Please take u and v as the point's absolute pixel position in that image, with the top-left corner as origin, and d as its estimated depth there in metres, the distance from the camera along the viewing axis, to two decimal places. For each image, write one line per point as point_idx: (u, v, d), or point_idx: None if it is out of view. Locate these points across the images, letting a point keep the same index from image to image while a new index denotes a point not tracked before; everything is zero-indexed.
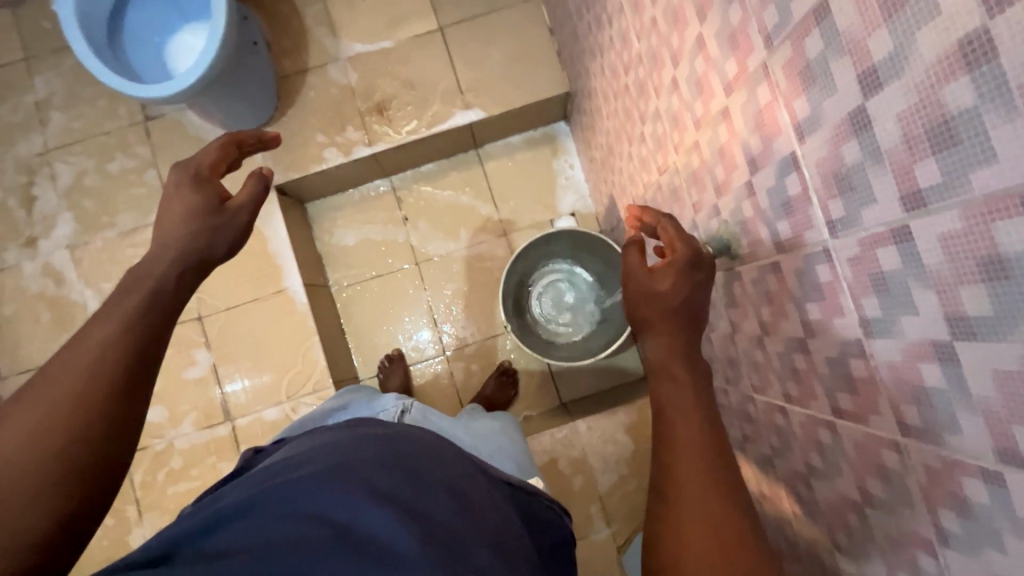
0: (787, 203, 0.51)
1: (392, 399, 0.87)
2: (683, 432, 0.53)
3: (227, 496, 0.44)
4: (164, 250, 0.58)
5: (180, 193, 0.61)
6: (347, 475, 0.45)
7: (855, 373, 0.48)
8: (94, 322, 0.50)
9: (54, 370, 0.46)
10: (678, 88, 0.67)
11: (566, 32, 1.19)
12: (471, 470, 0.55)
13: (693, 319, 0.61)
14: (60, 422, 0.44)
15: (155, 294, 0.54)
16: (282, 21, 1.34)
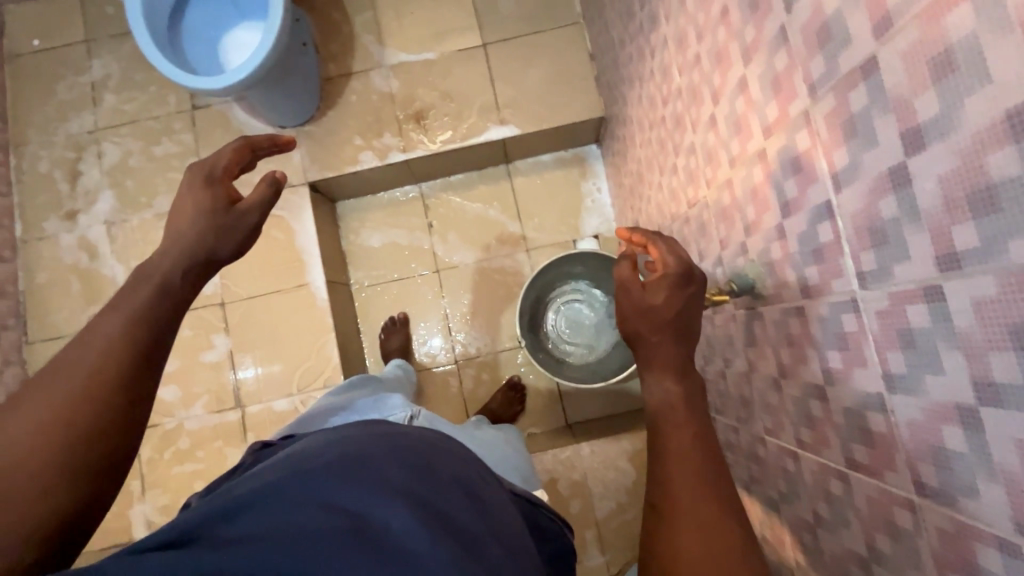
0: (818, 249, 0.51)
1: (400, 404, 0.88)
2: (681, 457, 0.55)
3: (245, 483, 0.47)
4: (171, 248, 0.57)
5: (192, 193, 0.61)
6: (361, 474, 0.47)
7: (874, 428, 0.48)
8: (103, 314, 0.50)
9: (62, 363, 0.47)
10: (716, 125, 0.68)
11: (607, 59, 1.21)
12: (480, 471, 0.57)
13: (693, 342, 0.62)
14: (61, 420, 0.44)
15: (163, 290, 0.53)
16: (332, 26, 1.39)
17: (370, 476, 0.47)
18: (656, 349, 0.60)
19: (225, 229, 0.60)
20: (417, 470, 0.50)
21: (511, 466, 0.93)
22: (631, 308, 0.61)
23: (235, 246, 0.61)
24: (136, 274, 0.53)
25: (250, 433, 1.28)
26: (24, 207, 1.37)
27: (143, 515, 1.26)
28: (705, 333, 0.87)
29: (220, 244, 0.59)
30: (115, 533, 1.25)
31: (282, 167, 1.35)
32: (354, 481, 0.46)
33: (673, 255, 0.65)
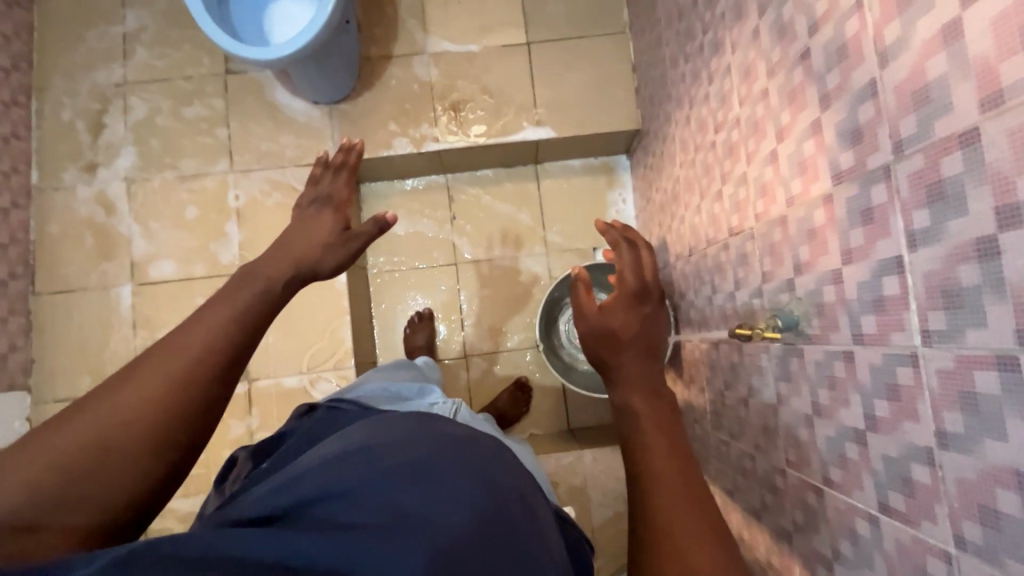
0: (878, 300, 0.52)
1: (442, 396, 0.95)
2: (664, 474, 0.65)
3: (318, 474, 0.48)
4: (283, 254, 0.72)
5: (320, 221, 0.81)
6: (427, 478, 0.48)
7: (916, 478, 0.49)
8: (209, 309, 0.61)
9: (171, 345, 0.56)
10: (776, 161, 0.70)
11: (652, 76, 1.21)
12: (531, 480, 0.57)
13: (652, 357, 0.78)
14: (157, 402, 0.53)
15: (265, 292, 0.65)
16: (376, 7, 1.37)
17: (435, 483, 0.47)
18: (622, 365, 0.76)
19: (332, 249, 0.78)
20: (480, 474, 0.50)
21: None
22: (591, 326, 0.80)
23: (335, 263, 0.78)
24: (244, 275, 0.66)
25: (256, 406, 1.28)
26: (42, 154, 1.33)
27: None
28: (730, 359, 0.89)
29: (324, 260, 0.77)
30: None
31: (314, 145, 1.33)
32: (420, 485, 0.47)
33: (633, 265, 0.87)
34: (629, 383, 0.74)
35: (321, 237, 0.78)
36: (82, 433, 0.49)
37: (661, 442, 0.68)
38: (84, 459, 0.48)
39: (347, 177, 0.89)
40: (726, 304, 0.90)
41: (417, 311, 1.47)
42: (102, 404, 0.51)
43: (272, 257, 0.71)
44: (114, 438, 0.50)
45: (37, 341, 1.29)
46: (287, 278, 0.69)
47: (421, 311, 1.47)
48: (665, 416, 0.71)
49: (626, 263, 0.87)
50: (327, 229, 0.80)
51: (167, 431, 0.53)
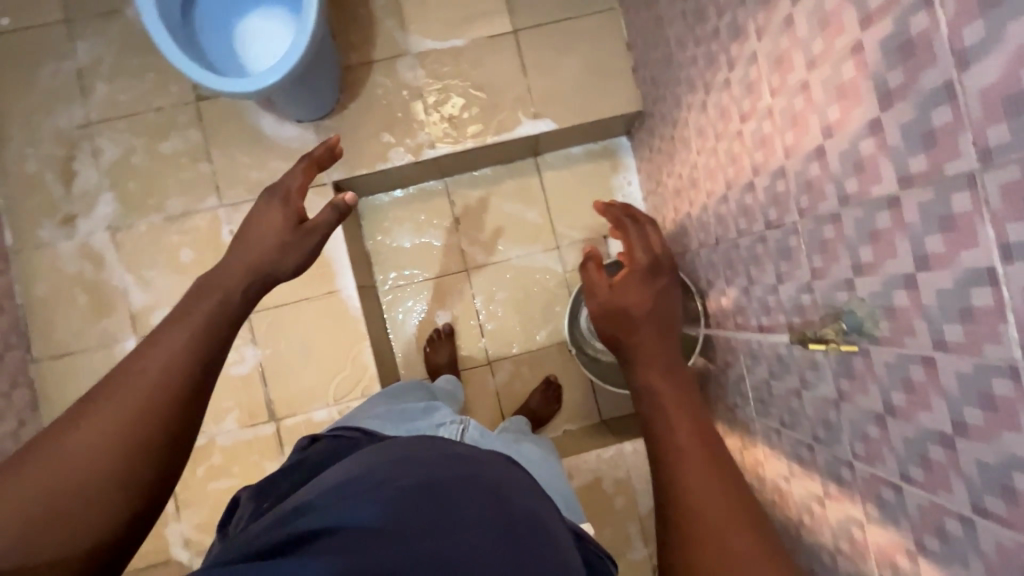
0: (966, 310, 0.51)
1: (449, 414, 0.93)
2: (685, 444, 0.67)
3: (312, 506, 0.45)
4: (240, 259, 0.67)
5: (271, 213, 0.74)
6: (433, 503, 0.44)
7: (1019, 486, 0.49)
8: (171, 325, 0.58)
9: (127, 372, 0.53)
10: (823, 157, 0.67)
11: (653, 56, 1.16)
12: (547, 500, 0.54)
13: (669, 330, 0.83)
14: (116, 436, 0.50)
15: (224, 302, 0.62)
16: (349, 10, 1.28)
17: (450, 508, 0.44)
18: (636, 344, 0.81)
19: (291, 248, 0.72)
20: (488, 494, 0.47)
21: (553, 492, 0.92)
22: (606, 304, 0.86)
23: (297, 263, 0.72)
24: (200, 287, 0.62)
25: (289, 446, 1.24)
26: (13, 212, 1.24)
27: (179, 534, 1.22)
28: (776, 351, 0.88)
29: (283, 262, 0.70)
30: (153, 553, 1.22)
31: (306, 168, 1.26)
32: (426, 510, 0.44)
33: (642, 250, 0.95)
34: (644, 360, 0.78)
35: (275, 234, 0.72)
36: (41, 484, 0.46)
37: (680, 414, 0.70)
38: (54, 501, 0.46)
39: (300, 164, 0.80)
40: (766, 296, 0.88)
41: (437, 326, 1.44)
42: (59, 443, 0.48)
43: (225, 266, 0.67)
44: (72, 479, 0.47)
45: (45, 410, 1.23)
46: (243, 289, 0.65)
47: (441, 327, 1.44)
48: (681, 391, 0.74)
49: (634, 245, 0.96)
50: (280, 224, 0.73)
51: (130, 466, 0.50)
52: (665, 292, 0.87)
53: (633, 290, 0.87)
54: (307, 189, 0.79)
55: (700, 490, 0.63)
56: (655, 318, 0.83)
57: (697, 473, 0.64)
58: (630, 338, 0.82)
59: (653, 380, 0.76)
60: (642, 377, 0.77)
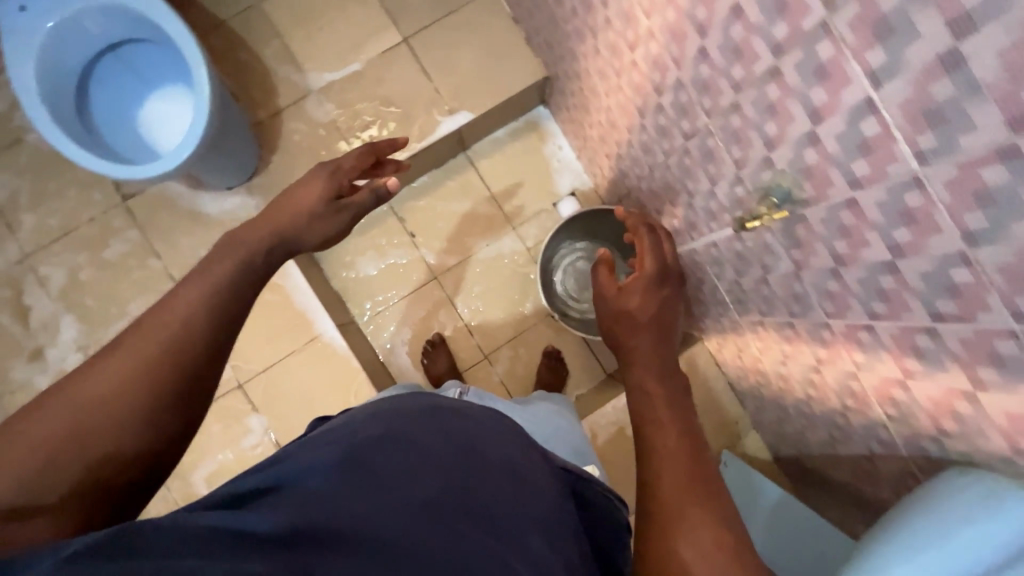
0: (863, 143, 0.55)
1: (452, 390, 1.05)
2: (669, 450, 0.67)
3: (298, 453, 0.49)
4: (275, 222, 0.72)
5: (318, 181, 0.78)
6: (406, 455, 0.50)
7: (958, 281, 0.54)
8: (196, 278, 0.62)
9: (151, 319, 0.56)
10: (708, 56, 0.71)
11: (538, 21, 1.21)
12: (523, 449, 0.60)
13: (667, 338, 0.87)
14: (138, 374, 0.53)
15: (245, 263, 0.65)
16: (244, 71, 1.31)
17: (422, 461, 0.50)
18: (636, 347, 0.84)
19: (319, 220, 0.76)
20: (462, 451, 0.53)
21: (565, 445, 0.97)
22: (614, 307, 0.91)
23: (319, 239, 0.77)
24: (226, 244, 0.67)
25: None
26: None
27: None
28: (733, 250, 0.93)
29: (308, 233, 0.75)
30: None
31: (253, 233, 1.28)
32: (398, 461, 0.49)
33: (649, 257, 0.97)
34: (641, 364, 0.81)
35: (310, 201, 0.76)
36: (72, 408, 0.51)
37: (670, 418, 0.72)
38: (79, 427, 0.50)
39: (360, 148, 0.84)
40: (708, 202, 0.92)
41: (428, 338, 1.46)
42: (89, 373, 0.53)
43: (256, 223, 0.72)
44: (90, 422, 0.51)
45: None
46: (267, 253, 0.69)
47: (432, 337, 1.45)
48: (674, 395, 0.75)
49: (646, 254, 0.98)
50: (318, 193, 0.77)
51: (155, 401, 0.53)
52: (666, 304, 0.92)
53: (639, 296, 0.91)
54: (356, 171, 0.82)
55: (681, 491, 0.63)
56: (654, 329, 0.87)
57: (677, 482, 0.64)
58: (633, 344, 0.85)
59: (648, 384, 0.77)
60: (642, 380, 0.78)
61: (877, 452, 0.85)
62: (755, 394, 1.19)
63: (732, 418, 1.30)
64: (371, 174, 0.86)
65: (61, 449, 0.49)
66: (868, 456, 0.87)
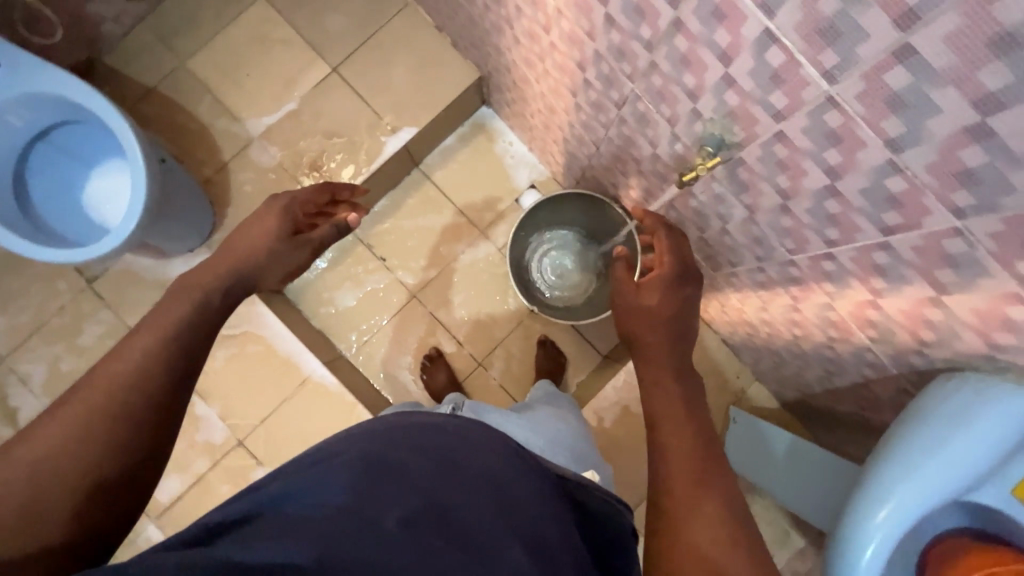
0: (773, 75, 0.55)
1: (446, 405, 1.02)
2: (679, 450, 0.66)
3: (272, 479, 0.49)
4: (231, 260, 0.75)
5: (271, 219, 0.82)
6: (382, 475, 0.48)
7: (896, 190, 0.53)
8: (149, 321, 0.62)
9: (108, 364, 0.57)
10: (615, 22, 0.71)
11: (459, 23, 1.21)
12: (512, 459, 0.58)
13: (683, 338, 0.78)
14: (95, 418, 0.53)
15: (201, 306, 0.66)
16: (182, 133, 1.31)
17: (397, 476, 0.48)
18: (652, 345, 0.77)
19: (277, 257, 0.80)
20: (442, 466, 0.51)
21: (567, 442, 0.94)
22: (628, 305, 0.81)
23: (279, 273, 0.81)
24: (179, 287, 0.68)
25: None
26: None
27: None
28: (690, 207, 0.92)
29: (267, 271, 0.79)
30: None
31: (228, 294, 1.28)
32: (373, 482, 0.47)
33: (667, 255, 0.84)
34: (653, 361, 0.75)
35: (266, 239, 0.80)
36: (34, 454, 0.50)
37: (684, 417, 0.69)
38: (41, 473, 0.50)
39: (313, 186, 0.91)
40: (655, 166, 0.92)
41: (424, 354, 1.45)
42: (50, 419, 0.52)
43: (211, 264, 0.74)
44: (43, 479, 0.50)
45: None
46: (225, 291, 0.71)
47: (428, 352, 1.45)
48: (692, 395, 0.72)
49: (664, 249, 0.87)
50: (278, 229, 0.81)
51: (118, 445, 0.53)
52: (688, 301, 0.81)
53: (657, 291, 0.81)
54: (308, 208, 0.89)
55: (693, 494, 0.62)
56: (672, 323, 0.79)
57: (688, 483, 0.63)
58: (645, 338, 0.78)
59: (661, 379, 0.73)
60: (656, 377, 0.73)
61: (871, 376, 0.84)
62: (747, 346, 1.19)
63: (733, 372, 1.29)
64: (322, 209, 0.92)
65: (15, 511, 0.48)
66: (864, 382, 0.87)
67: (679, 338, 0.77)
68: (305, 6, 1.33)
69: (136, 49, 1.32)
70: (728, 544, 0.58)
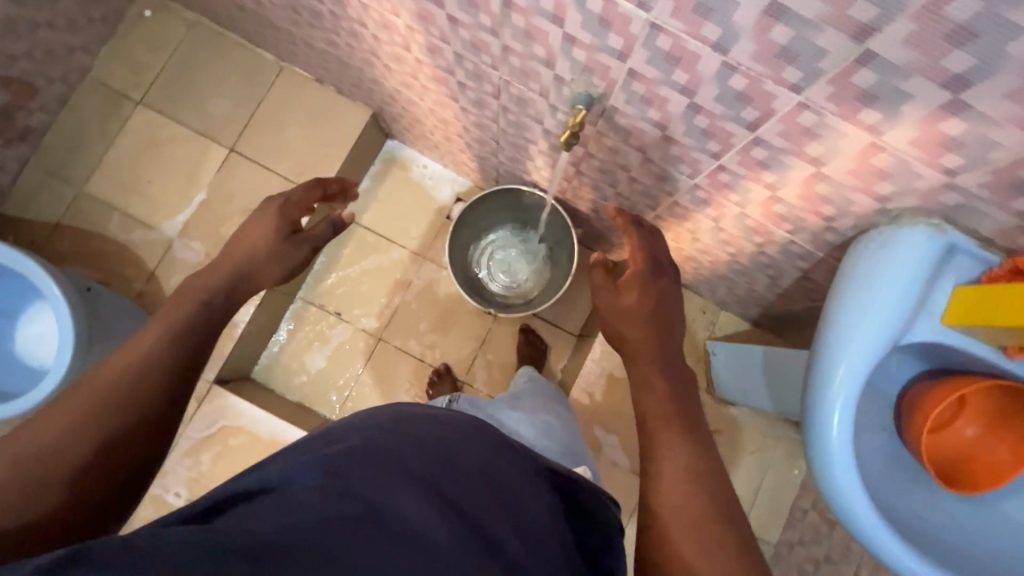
0: (601, 20, 0.58)
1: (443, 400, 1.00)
2: (671, 455, 0.64)
3: (275, 463, 0.50)
4: (232, 263, 0.77)
5: (271, 220, 0.83)
6: (378, 464, 0.48)
7: (741, 88, 0.56)
8: (160, 319, 0.66)
9: (124, 351, 0.61)
10: (458, 21, 0.74)
11: (334, 70, 1.23)
12: (506, 450, 0.57)
13: (671, 331, 0.76)
14: (113, 397, 0.57)
15: (207, 302, 0.70)
16: (101, 256, 1.29)
17: (395, 466, 0.48)
18: (638, 342, 0.75)
19: (277, 259, 0.80)
20: (438, 457, 0.50)
21: (559, 430, 0.91)
22: (609, 306, 0.78)
23: (281, 274, 0.81)
24: (185, 287, 0.71)
25: None
26: None
27: None
28: (595, 167, 0.95)
29: (269, 271, 0.80)
30: None
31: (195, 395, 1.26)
32: (371, 472, 0.47)
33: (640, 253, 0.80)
34: (643, 359, 0.74)
35: (264, 241, 0.80)
36: (51, 431, 0.54)
37: (675, 418, 0.68)
38: (58, 451, 0.54)
39: (305, 182, 0.90)
40: (550, 139, 0.95)
41: (433, 369, 1.45)
42: (74, 396, 0.57)
43: (214, 266, 0.76)
44: (44, 462, 0.53)
45: None
46: (227, 294, 0.73)
47: (437, 367, 1.45)
48: (681, 392, 0.71)
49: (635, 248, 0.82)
50: (274, 229, 0.82)
51: (133, 418, 0.57)
52: (669, 296, 0.78)
53: (635, 288, 0.78)
54: (302, 206, 0.88)
55: (686, 499, 0.60)
56: (655, 322, 0.75)
57: (678, 487, 0.61)
58: (633, 337, 0.75)
59: (651, 377, 0.72)
60: (645, 374, 0.73)
61: (807, 267, 0.87)
62: (700, 280, 1.22)
63: (698, 309, 1.33)
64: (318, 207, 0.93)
65: (32, 489, 0.52)
66: (804, 275, 0.90)
67: (665, 334, 0.75)
68: (184, 99, 1.34)
69: (30, 189, 1.31)
70: (717, 551, 0.56)
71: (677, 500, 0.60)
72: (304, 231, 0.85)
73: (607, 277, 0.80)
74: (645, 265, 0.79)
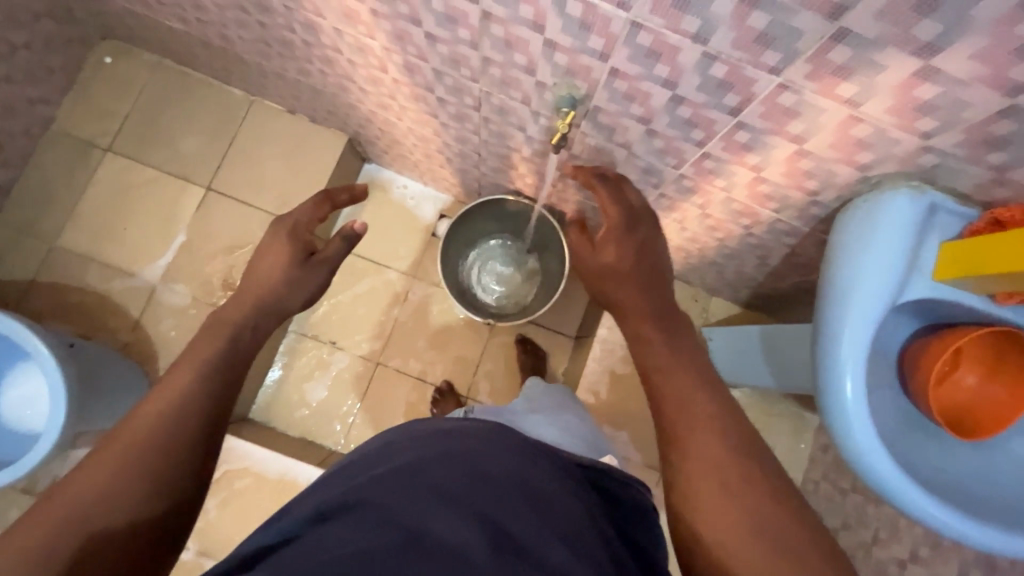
0: (581, 23, 0.60)
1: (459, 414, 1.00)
2: (680, 410, 0.60)
3: (306, 502, 0.50)
4: (251, 296, 0.75)
5: (286, 246, 0.81)
6: (409, 490, 0.48)
7: (722, 75, 0.59)
8: (183, 359, 0.61)
9: (157, 393, 0.57)
10: (436, 37, 0.76)
11: (307, 99, 1.23)
12: (535, 457, 0.55)
13: (659, 278, 0.73)
14: (155, 438, 0.53)
15: (234, 328, 0.68)
16: (80, 309, 1.25)
17: (428, 489, 0.48)
18: (625, 295, 0.72)
19: (297, 284, 0.79)
20: (470, 474, 0.50)
21: (579, 430, 0.91)
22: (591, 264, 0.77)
23: (303, 300, 0.80)
24: (214, 321, 0.69)
25: None
26: None
27: None
28: None
29: (291, 297, 0.78)
30: None
31: None
32: (403, 497, 0.47)
33: (613, 201, 0.76)
34: (635, 316, 0.70)
35: (282, 270, 0.79)
36: (93, 482, 0.49)
37: (677, 365, 0.64)
38: (102, 505, 0.48)
39: (315, 197, 0.88)
40: (533, 145, 0.97)
41: (436, 387, 1.44)
42: (110, 443, 0.52)
43: (238, 299, 0.74)
44: (87, 515, 0.47)
45: None
46: (253, 321, 0.72)
47: (439, 385, 1.44)
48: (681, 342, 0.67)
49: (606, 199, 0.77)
50: (290, 256, 0.80)
51: (177, 458, 0.53)
52: (650, 242, 0.74)
53: (612, 242, 0.74)
54: (312, 223, 0.86)
55: (704, 455, 0.57)
56: (638, 273, 0.72)
57: (693, 438, 0.58)
58: (619, 299, 0.73)
59: (645, 331, 0.69)
60: (637, 329, 0.70)
61: (793, 243, 0.90)
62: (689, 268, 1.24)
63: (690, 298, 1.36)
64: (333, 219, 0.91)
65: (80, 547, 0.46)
66: (791, 251, 0.93)
67: (651, 282, 0.71)
68: (155, 143, 1.32)
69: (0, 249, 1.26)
70: (748, 499, 0.54)
71: (692, 456, 0.57)
72: (321, 250, 0.83)
73: (585, 235, 0.78)
74: (620, 214, 0.75)
